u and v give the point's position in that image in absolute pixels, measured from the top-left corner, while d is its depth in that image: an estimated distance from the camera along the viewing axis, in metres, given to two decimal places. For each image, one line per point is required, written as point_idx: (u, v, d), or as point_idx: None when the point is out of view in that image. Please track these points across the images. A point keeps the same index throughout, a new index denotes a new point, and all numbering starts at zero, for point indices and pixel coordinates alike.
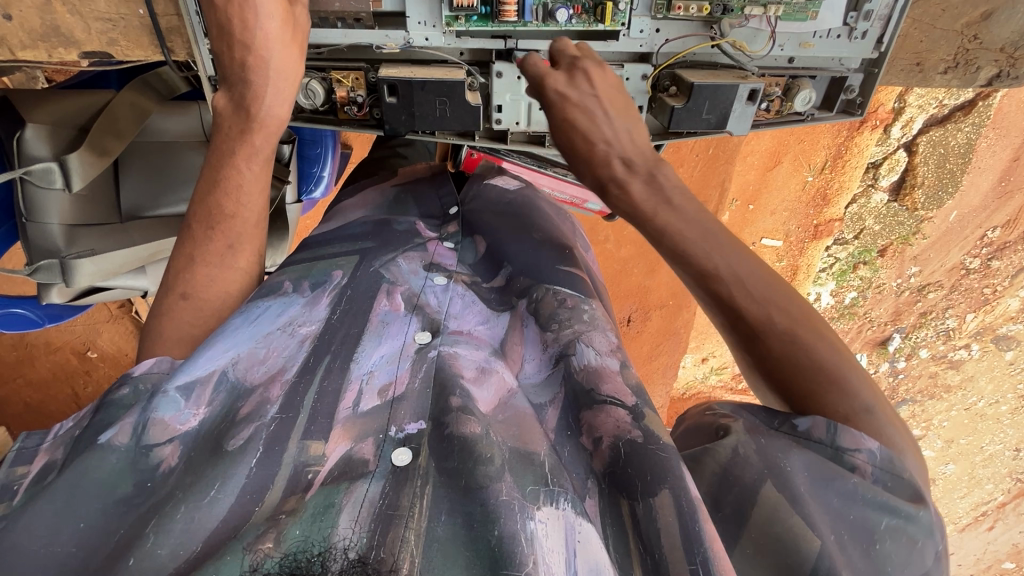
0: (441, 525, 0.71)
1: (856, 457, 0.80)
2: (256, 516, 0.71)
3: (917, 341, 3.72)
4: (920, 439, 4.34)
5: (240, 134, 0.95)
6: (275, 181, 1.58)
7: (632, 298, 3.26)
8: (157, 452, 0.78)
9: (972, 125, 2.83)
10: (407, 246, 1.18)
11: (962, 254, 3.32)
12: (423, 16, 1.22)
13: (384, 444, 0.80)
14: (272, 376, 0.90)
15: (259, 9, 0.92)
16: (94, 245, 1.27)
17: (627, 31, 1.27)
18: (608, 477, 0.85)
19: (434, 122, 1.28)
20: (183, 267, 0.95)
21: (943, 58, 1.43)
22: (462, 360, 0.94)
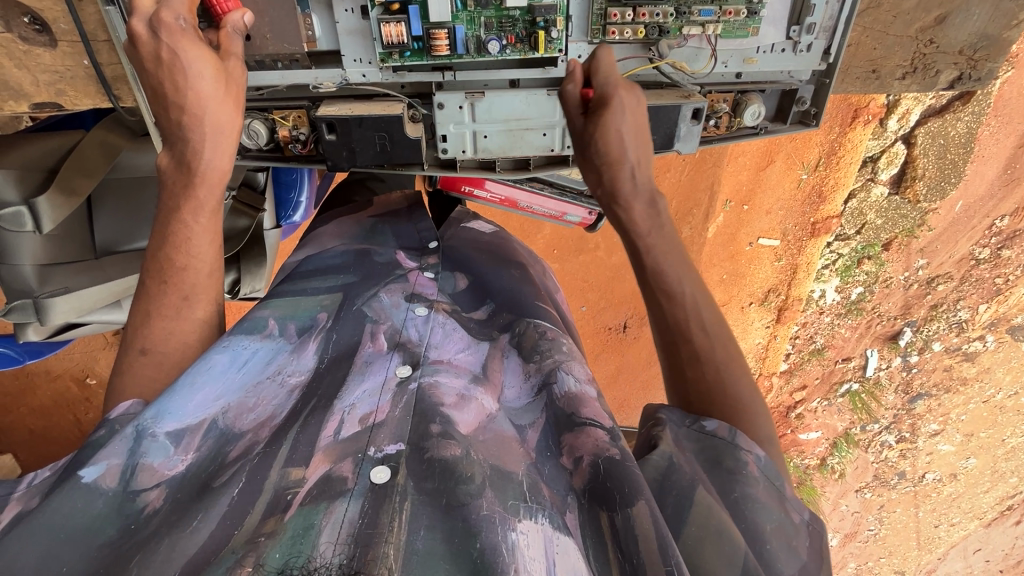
0: (421, 539, 0.64)
1: (747, 456, 0.84)
2: (234, 540, 0.64)
3: (929, 334, 3.58)
4: (937, 434, 4.16)
5: (183, 189, 0.94)
6: (248, 209, 1.61)
7: (628, 303, 3.27)
8: (144, 496, 0.71)
9: (972, 114, 2.77)
10: (388, 280, 1.11)
11: (971, 245, 3.25)
12: (358, 54, 1.24)
13: (363, 461, 0.71)
14: (261, 422, 0.84)
15: (189, 69, 0.93)
16: (67, 283, 1.30)
17: (566, 57, 1.28)
18: (588, 493, 0.79)
19: (377, 156, 1.29)
20: (140, 324, 0.90)
21: (900, 64, 1.53)
22: (443, 387, 0.87)
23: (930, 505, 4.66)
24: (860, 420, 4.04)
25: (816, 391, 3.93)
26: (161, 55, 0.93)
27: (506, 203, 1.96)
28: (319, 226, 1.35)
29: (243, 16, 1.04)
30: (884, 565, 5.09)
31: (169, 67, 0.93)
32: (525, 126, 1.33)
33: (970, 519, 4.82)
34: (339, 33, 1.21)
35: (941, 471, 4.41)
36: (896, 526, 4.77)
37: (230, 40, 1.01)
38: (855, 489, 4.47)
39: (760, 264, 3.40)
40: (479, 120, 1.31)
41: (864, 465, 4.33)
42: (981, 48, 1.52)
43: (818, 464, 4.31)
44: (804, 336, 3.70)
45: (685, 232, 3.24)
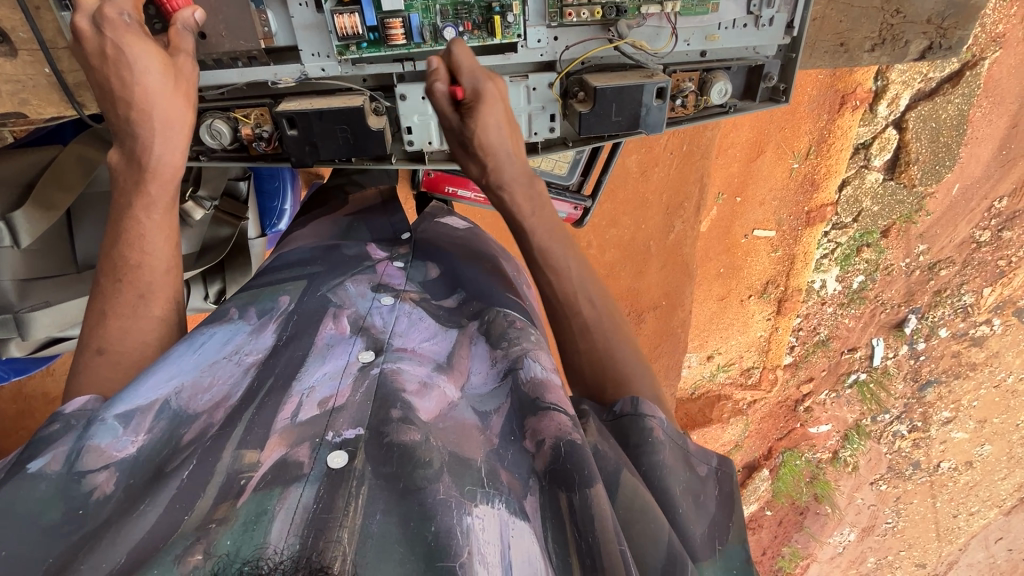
0: (375, 522, 0.66)
1: (652, 422, 0.86)
2: (183, 526, 0.65)
3: (935, 320, 3.55)
4: (950, 422, 4.10)
5: (135, 185, 0.95)
6: (230, 219, 1.61)
7: (624, 301, 3.31)
8: (90, 479, 0.72)
9: (962, 96, 2.80)
10: (357, 271, 1.14)
11: (970, 228, 3.24)
12: (316, 48, 1.25)
13: (320, 447, 0.74)
14: (216, 403, 0.84)
15: (136, 64, 0.95)
16: (48, 296, 1.30)
17: (525, 42, 1.29)
18: (550, 476, 0.77)
19: (340, 149, 1.29)
20: (94, 323, 0.90)
21: (868, 35, 1.54)
22: (406, 374, 0.88)
23: (947, 495, 4.59)
24: (870, 411, 3.98)
25: (823, 382, 3.86)
26: (107, 52, 0.95)
27: None
28: (295, 230, 1.35)
29: (194, 13, 1.07)
30: (906, 559, 4.99)
31: (114, 64, 0.95)
32: None
33: (990, 508, 4.74)
34: (296, 27, 1.22)
35: (957, 459, 4.34)
36: (914, 517, 4.69)
37: (180, 37, 1.04)
38: (870, 482, 4.38)
39: (757, 256, 3.36)
40: None
41: (877, 456, 4.26)
42: (949, 16, 1.53)
43: (831, 458, 4.23)
44: (807, 327, 3.64)
45: (676, 227, 3.13)
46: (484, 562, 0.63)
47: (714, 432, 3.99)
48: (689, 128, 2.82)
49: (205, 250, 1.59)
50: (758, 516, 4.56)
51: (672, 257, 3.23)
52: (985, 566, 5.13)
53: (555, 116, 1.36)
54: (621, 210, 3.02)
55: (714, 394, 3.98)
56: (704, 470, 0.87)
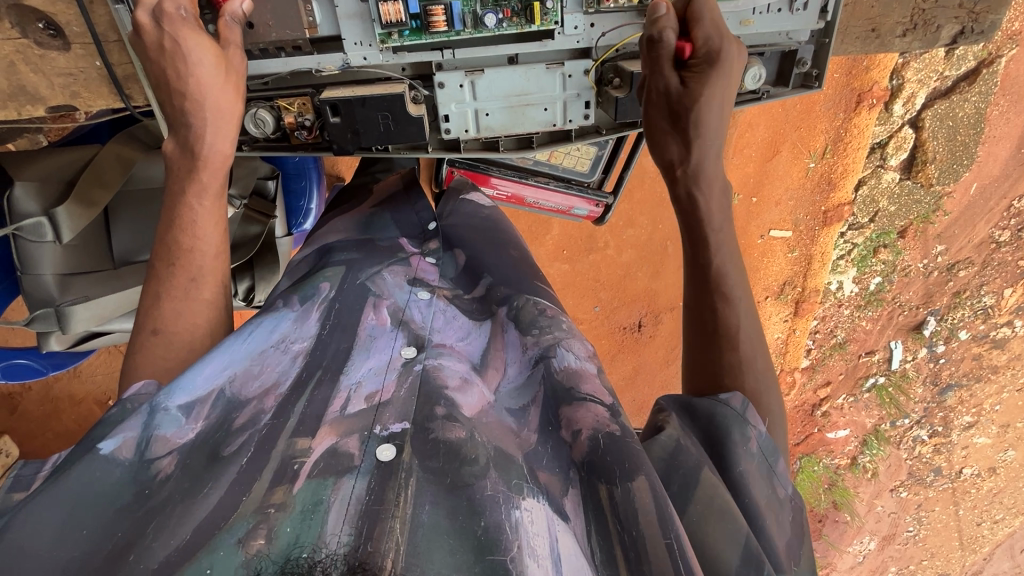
0: (425, 512, 0.68)
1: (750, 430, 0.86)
2: (243, 507, 0.67)
3: (954, 322, 3.50)
4: (971, 426, 4.02)
5: (188, 173, 0.97)
6: (261, 217, 1.63)
7: (640, 302, 3.25)
8: (157, 464, 0.73)
9: (979, 94, 2.79)
10: (390, 260, 1.14)
11: (989, 228, 3.20)
12: (358, 37, 1.25)
13: (369, 440, 0.76)
14: (266, 390, 0.86)
15: (189, 57, 0.96)
16: (87, 292, 1.33)
17: (562, 29, 1.28)
18: (587, 466, 0.80)
19: (380, 136, 1.32)
20: (149, 304, 0.92)
21: (899, 21, 1.55)
22: (446, 370, 0.90)
23: (970, 502, 4.48)
24: (889, 415, 3.92)
25: (841, 386, 3.80)
26: (164, 44, 0.97)
27: (513, 199, 2.01)
28: (324, 225, 1.39)
29: (242, 4, 1.07)
30: (927, 569, 4.85)
31: (171, 56, 0.96)
32: (525, 101, 1.35)
33: (1014, 515, 4.62)
34: (339, 17, 1.22)
35: (979, 465, 4.25)
36: (936, 525, 4.58)
37: (229, 29, 1.04)
38: (890, 488, 4.30)
39: (774, 257, 3.32)
40: (481, 98, 1.33)
41: (898, 462, 4.18)
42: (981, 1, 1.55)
43: (850, 463, 4.15)
44: (824, 329, 3.60)
45: None
46: (534, 555, 0.65)
47: None
48: None
49: (238, 246, 1.62)
50: None
51: None
52: None
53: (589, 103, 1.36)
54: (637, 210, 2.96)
55: None
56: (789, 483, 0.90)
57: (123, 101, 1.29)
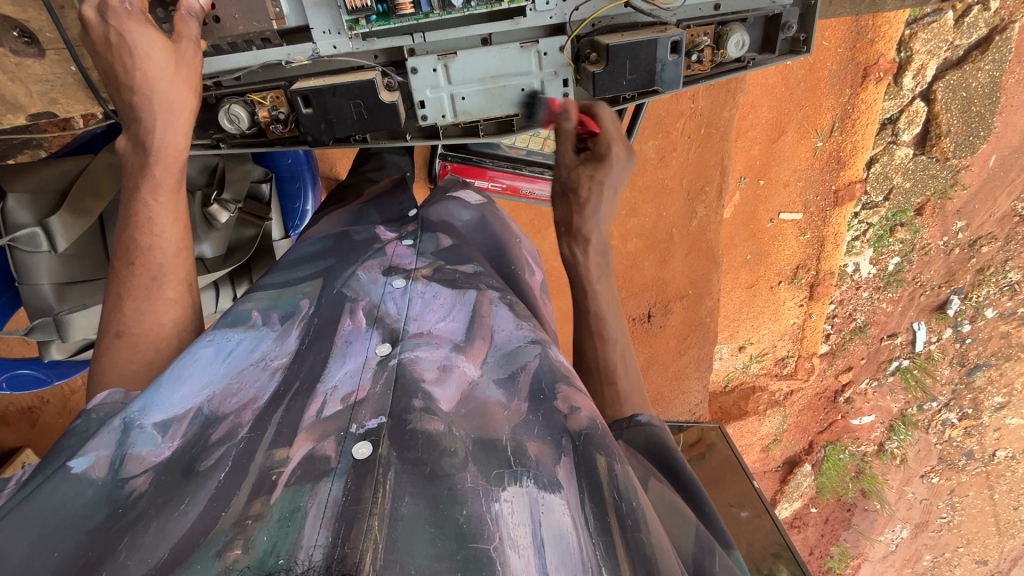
0: (405, 505, 0.67)
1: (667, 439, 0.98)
2: (221, 523, 0.67)
3: (979, 301, 3.39)
4: (1003, 407, 3.89)
5: (143, 169, 0.96)
6: (253, 219, 1.64)
7: (648, 292, 3.22)
8: (132, 484, 0.74)
9: (994, 61, 2.68)
10: (365, 255, 1.14)
11: (1011, 200, 3.09)
12: (326, 26, 1.24)
13: (345, 439, 0.75)
14: (244, 405, 0.85)
15: (137, 50, 0.94)
16: (85, 299, 1.36)
17: (533, 5, 1.24)
18: (582, 436, 0.81)
19: (353, 124, 1.31)
20: (113, 306, 0.93)
21: None
22: (423, 362, 0.88)
23: (1006, 486, 4.33)
24: (916, 399, 3.81)
25: (863, 371, 3.70)
26: (111, 39, 0.94)
27: (508, 191, 1.96)
28: (318, 219, 1.41)
29: None
30: (964, 556, 4.70)
31: (118, 51, 0.94)
32: (500, 82, 1.33)
33: None
34: (305, 7, 1.21)
35: (1013, 447, 4.10)
36: (971, 511, 4.44)
37: (184, 23, 1.03)
38: (921, 475, 4.18)
39: (785, 241, 3.24)
40: (455, 82, 1.32)
41: (927, 447, 4.06)
42: None
43: (876, 450, 4.05)
44: (842, 314, 3.51)
45: (699, 212, 3.00)
46: (515, 546, 0.65)
47: (749, 425, 3.86)
48: (705, 109, 2.73)
49: (232, 251, 1.62)
50: (802, 514, 4.36)
51: (696, 243, 3.09)
52: None
53: (567, 81, 1.34)
54: (641, 198, 2.93)
55: (746, 385, 3.82)
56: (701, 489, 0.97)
57: (98, 104, 1.32)
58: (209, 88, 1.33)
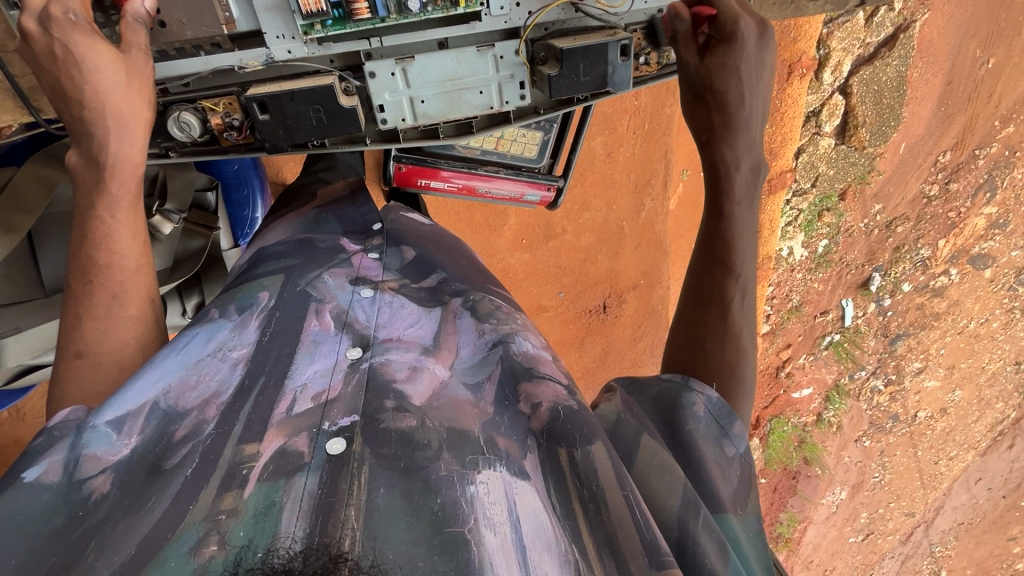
0: (381, 495, 0.70)
1: (696, 396, 0.95)
2: (190, 518, 0.68)
3: (898, 276, 3.73)
4: (922, 372, 4.31)
5: (96, 185, 0.92)
6: (200, 229, 1.58)
7: (603, 284, 3.31)
8: (89, 483, 0.74)
9: (899, 58, 2.94)
10: (332, 263, 1.14)
11: (920, 183, 3.41)
12: (280, 30, 1.21)
13: (319, 436, 0.78)
14: (206, 399, 0.86)
15: (85, 63, 0.91)
16: (17, 323, 1.26)
17: (488, 10, 1.26)
18: (547, 434, 0.86)
19: (313, 130, 1.28)
20: (69, 327, 0.88)
21: None
22: (394, 363, 0.92)
23: (927, 443, 4.79)
24: (847, 369, 4.13)
25: (801, 347, 3.96)
26: (55, 51, 0.91)
27: (464, 191, 1.99)
28: (268, 227, 1.37)
29: (144, 2, 1.00)
30: (895, 510, 5.13)
31: (64, 64, 0.91)
32: (460, 85, 1.33)
33: (967, 451, 4.93)
34: (258, 10, 1.18)
35: (932, 407, 4.57)
36: (899, 469, 4.86)
37: (131, 31, 0.97)
38: (855, 439, 4.54)
39: None
40: (414, 84, 1.31)
41: (859, 414, 4.42)
42: None
43: (816, 420, 4.36)
44: (780, 295, 3.74)
45: (647, 205, 3.13)
46: (491, 525, 0.69)
47: None
48: (648, 106, 2.84)
49: (180, 263, 1.55)
50: None
51: (646, 235, 3.22)
52: (968, 507, 5.29)
53: (524, 83, 1.35)
54: (592, 194, 3.01)
55: None
56: (716, 452, 0.91)
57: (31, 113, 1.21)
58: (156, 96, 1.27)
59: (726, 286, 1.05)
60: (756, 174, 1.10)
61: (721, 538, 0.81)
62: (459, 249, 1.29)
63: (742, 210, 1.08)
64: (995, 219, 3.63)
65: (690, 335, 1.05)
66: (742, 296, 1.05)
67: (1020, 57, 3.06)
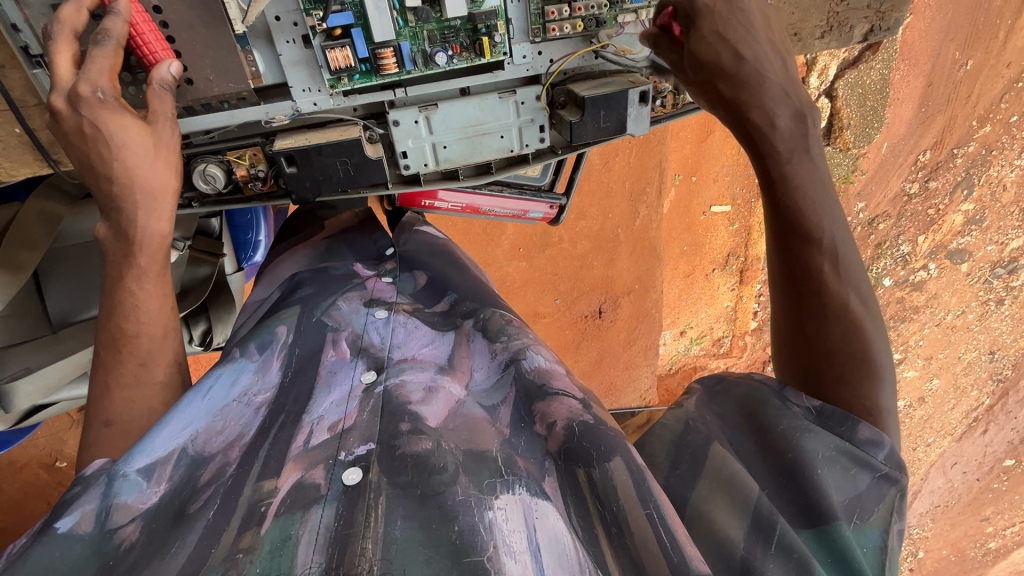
0: (397, 528, 0.69)
1: (794, 407, 0.85)
2: (212, 559, 0.68)
3: (879, 271, 3.87)
4: (901, 362, 4.48)
5: (124, 258, 0.92)
6: (208, 257, 1.56)
7: (599, 289, 3.35)
8: (121, 533, 0.72)
9: (882, 62, 2.98)
10: (346, 288, 1.15)
11: (901, 182, 3.50)
12: (306, 83, 1.21)
13: (334, 467, 0.77)
14: (231, 442, 0.86)
15: (114, 140, 0.90)
16: (27, 363, 1.24)
17: (511, 59, 1.27)
18: (564, 454, 0.83)
19: (340, 181, 1.29)
20: (98, 396, 0.87)
21: (817, 24, 1.53)
22: (409, 385, 0.91)
23: (906, 430, 4.96)
24: None
25: None
26: (84, 128, 0.90)
27: (468, 210, 1.99)
28: (275, 260, 1.33)
29: (171, 66, 1.00)
30: None
31: (92, 141, 0.90)
32: (481, 130, 1.34)
33: (943, 437, 5.11)
34: (284, 65, 1.18)
35: (910, 396, 4.74)
36: None
37: (158, 99, 0.98)
38: None
39: (716, 231, 3.47)
40: (436, 131, 1.31)
41: None
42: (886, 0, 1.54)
43: None
44: None
45: (641, 211, 3.15)
46: (510, 552, 0.66)
47: None
48: None
49: (186, 292, 1.55)
50: None
51: (640, 240, 3.25)
52: (944, 490, 5.49)
53: (543, 127, 1.37)
54: (588, 202, 3.03)
55: (688, 365, 4.15)
56: (825, 452, 0.81)
57: (50, 165, 1.24)
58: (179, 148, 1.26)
59: (821, 268, 0.91)
60: (802, 120, 0.95)
61: (802, 559, 0.73)
62: (475, 266, 1.28)
63: (797, 169, 0.93)
64: (972, 216, 3.73)
65: (793, 331, 0.93)
66: (837, 264, 0.91)
67: (998, 59, 3.10)
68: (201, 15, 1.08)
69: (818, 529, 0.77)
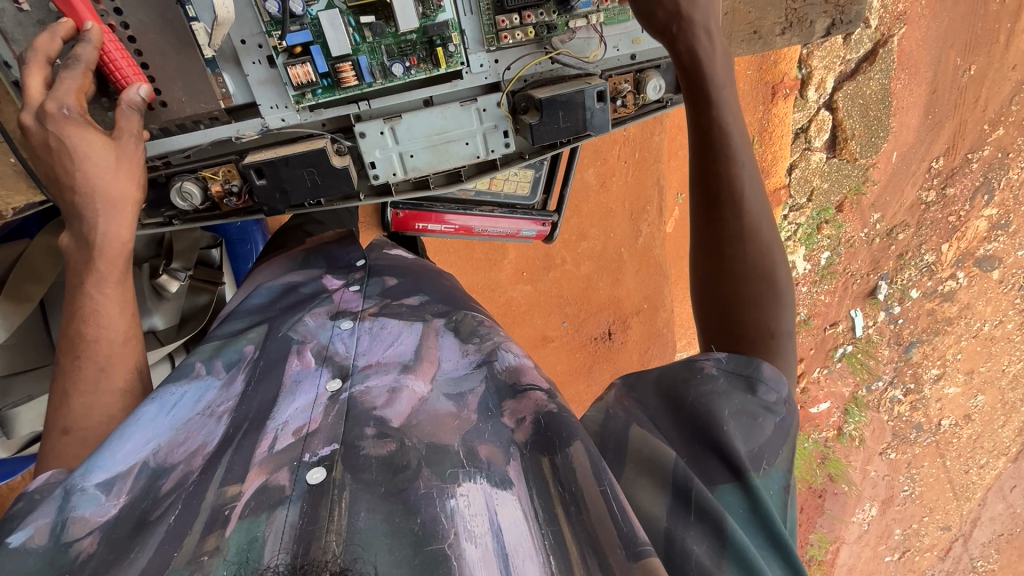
0: (361, 518, 0.70)
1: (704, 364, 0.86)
2: (174, 562, 0.68)
3: (904, 283, 3.73)
4: (940, 379, 4.25)
5: (85, 265, 0.96)
6: (207, 286, 1.62)
7: (606, 310, 3.33)
8: (78, 545, 0.72)
9: (881, 71, 2.95)
10: (313, 304, 1.14)
11: (916, 191, 3.43)
12: (273, 101, 1.30)
13: (299, 469, 0.77)
14: (193, 452, 0.85)
15: (76, 152, 0.97)
16: (30, 391, 1.32)
17: (468, 68, 1.35)
18: (531, 443, 0.82)
19: (309, 191, 1.34)
20: (56, 402, 0.89)
21: (776, 21, 1.57)
22: (373, 389, 0.90)
23: (955, 451, 4.66)
24: (864, 381, 4.08)
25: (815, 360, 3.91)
26: (50, 144, 0.97)
27: (462, 231, 2.03)
28: (254, 271, 1.39)
29: (139, 90, 1.11)
30: (929, 525, 4.93)
31: (58, 154, 0.97)
32: (446, 138, 1.40)
33: (997, 457, 4.79)
34: (252, 84, 1.27)
35: (955, 414, 4.48)
36: (929, 480, 4.72)
37: (124, 118, 1.07)
38: (879, 453, 4.46)
39: None
40: (402, 141, 1.37)
41: (880, 425, 4.34)
42: None
43: (836, 434, 4.31)
44: None
45: (643, 230, 3.17)
46: (471, 537, 0.68)
47: None
48: (636, 136, 2.90)
49: (186, 320, 1.59)
50: None
51: (645, 259, 3.25)
52: (1006, 517, 5.08)
53: (507, 132, 1.42)
54: (588, 223, 3.05)
55: None
56: (733, 407, 0.81)
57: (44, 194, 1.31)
58: (159, 169, 1.34)
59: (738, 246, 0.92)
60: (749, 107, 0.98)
61: (717, 518, 0.73)
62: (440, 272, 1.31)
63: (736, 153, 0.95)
64: (997, 220, 3.63)
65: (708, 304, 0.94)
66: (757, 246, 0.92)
67: (1001, 62, 3.09)
68: (172, 42, 1.19)
69: (736, 483, 0.77)
